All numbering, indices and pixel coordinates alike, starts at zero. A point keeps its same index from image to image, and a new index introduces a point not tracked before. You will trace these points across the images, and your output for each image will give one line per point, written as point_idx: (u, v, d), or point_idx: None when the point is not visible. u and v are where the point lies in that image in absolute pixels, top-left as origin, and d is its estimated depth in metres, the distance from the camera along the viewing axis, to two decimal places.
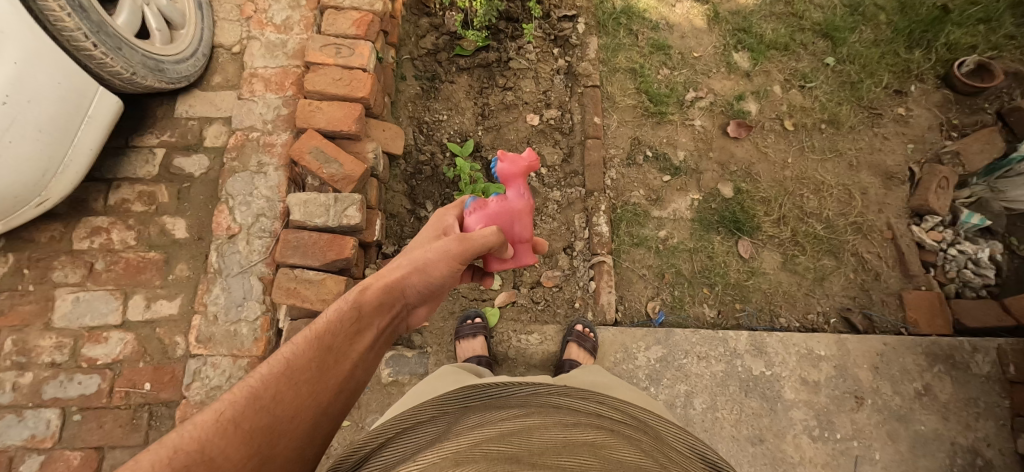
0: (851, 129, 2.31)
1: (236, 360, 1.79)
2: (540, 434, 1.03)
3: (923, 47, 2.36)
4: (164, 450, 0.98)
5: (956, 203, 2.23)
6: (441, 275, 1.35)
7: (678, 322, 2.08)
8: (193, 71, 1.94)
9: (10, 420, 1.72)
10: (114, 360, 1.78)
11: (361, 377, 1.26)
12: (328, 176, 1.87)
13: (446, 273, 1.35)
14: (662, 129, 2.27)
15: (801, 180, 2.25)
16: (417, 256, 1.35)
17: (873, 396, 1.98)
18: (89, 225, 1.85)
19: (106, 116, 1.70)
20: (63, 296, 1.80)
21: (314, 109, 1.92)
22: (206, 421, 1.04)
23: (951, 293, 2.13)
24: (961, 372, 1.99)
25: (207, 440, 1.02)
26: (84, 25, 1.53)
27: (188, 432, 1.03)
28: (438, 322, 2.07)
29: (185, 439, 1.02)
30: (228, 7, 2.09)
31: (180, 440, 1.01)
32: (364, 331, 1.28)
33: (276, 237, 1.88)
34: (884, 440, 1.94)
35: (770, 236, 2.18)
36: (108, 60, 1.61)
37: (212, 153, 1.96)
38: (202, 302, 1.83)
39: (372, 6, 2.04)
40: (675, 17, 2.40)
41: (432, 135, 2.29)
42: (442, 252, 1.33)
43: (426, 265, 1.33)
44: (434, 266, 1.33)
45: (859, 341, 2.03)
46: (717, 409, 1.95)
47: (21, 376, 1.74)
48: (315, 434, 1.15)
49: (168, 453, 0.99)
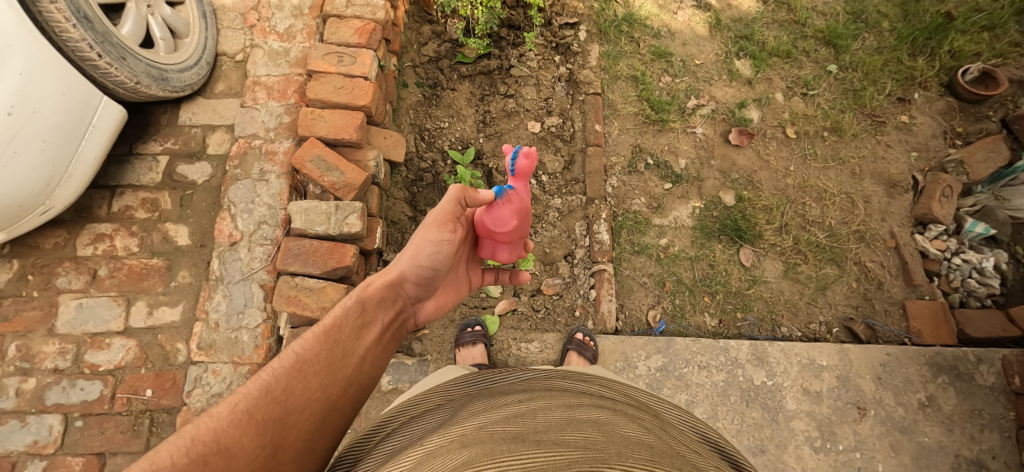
0: (854, 137, 2.29)
1: (237, 368, 1.80)
2: (544, 414, 1.04)
3: (926, 55, 2.35)
4: (181, 440, 1.02)
5: (961, 211, 2.20)
6: (435, 261, 1.41)
7: (679, 331, 2.07)
8: (196, 79, 1.95)
9: (14, 425, 1.73)
10: (116, 366, 1.79)
11: (369, 371, 1.32)
12: (329, 184, 1.88)
13: (440, 258, 1.41)
14: (664, 136, 2.27)
15: (803, 188, 2.24)
16: (411, 244, 1.42)
17: (876, 407, 1.96)
18: (93, 231, 1.87)
19: (110, 125, 1.71)
20: (66, 302, 1.82)
21: (315, 118, 1.93)
22: (220, 412, 1.09)
23: (955, 303, 2.11)
24: (965, 383, 1.98)
25: (222, 431, 1.07)
26: (89, 35, 1.54)
27: (203, 424, 1.07)
28: (438, 330, 2.07)
29: (201, 430, 1.06)
30: (232, 15, 2.11)
31: (196, 432, 1.05)
32: (369, 325, 1.34)
33: (277, 244, 1.88)
34: (888, 452, 1.92)
35: (772, 244, 2.16)
36: (112, 70, 1.62)
37: (215, 160, 1.97)
38: (203, 309, 1.83)
39: (375, 14, 2.05)
40: (677, 24, 2.40)
41: (434, 142, 2.30)
42: (435, 236, 1.40)
43: (419, 252, 1.40)
44: (424, 248, 1.40)
45: (861, 350, 2.02)
46: (718, 419, 1.94)
47: (24, 382, 1.76)
48: (325, 426, 1.20)
49: (185, 443, 1.03)
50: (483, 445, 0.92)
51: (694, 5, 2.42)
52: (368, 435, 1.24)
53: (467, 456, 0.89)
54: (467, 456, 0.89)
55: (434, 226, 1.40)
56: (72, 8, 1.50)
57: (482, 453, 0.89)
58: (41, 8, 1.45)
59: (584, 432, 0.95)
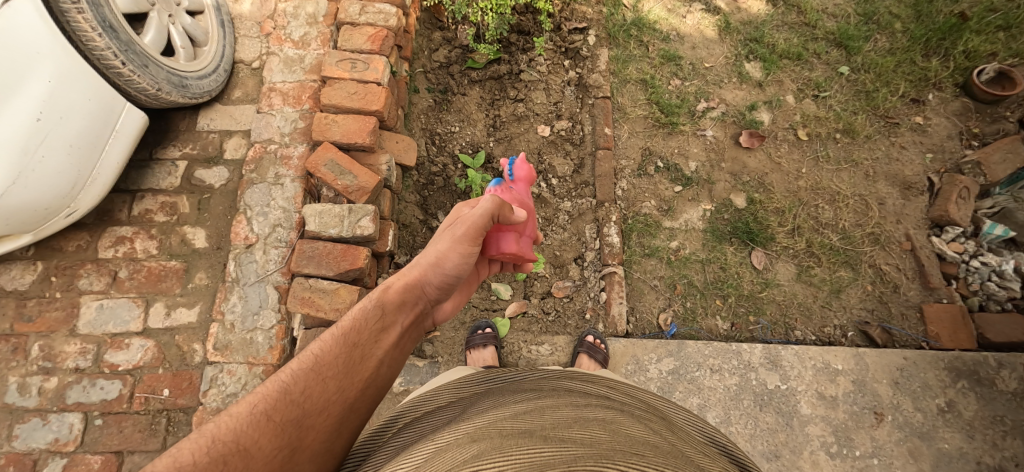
0: (867, 139, 2.27)
1: (252, 368, 1.82)
2: (552, 412, 1.04)
3: (940, 55, 2.33)
4: (202, 439, 1.04)
5: (978, 213, 2.16)
6: (457, 267, 1.44)
7: (690, 335, 2.06)
8: (214, 86, 2.01)
9: (37, 423, 1.77)
10: (134, 366, 1.83)
11: (385, 375, 1.30)
12: (343, 187, 1.91)
13: (462, 263, 1.44)
14: (674, 139, 2.27)
15: (816, 190, 2.22)
16: (435, 250, 1.44)
17: (894, 412, 1.92)
18: (114, 234, 1.92)
19: (132, 131, 1.76)
20: (87, 303, 1.87)
21: (329, 123, 1.97)
22: (240, 412, 1.10)
23: (975, 306, 2.07)
24: (986, 388, 1.93)
25: (242, 431, 1.08)
26: (114, 44, 1.60)
27: (224, 423, 1.09)
28: (449, 332, 2.09)
29: (221, 430, 1.07)
30: (248, 24, 2.18)
31: (217, 431, 1.07)
32: (389, 328, 1.32)
33: (292, 247, 1.92)
34: (906, 458, 1.88)
35: (784, 247, 2.15)
36: (135, 77, 1.68)
37: (232, 165, 2.02)
38: (219, 310, 1.86)
39: (387, 21, 2.10)
40: (686, 28, 2.41)
41: (445, 146, 2.33)
42: (463, 249, 1.43)
43: (442, 261, 1.43)
44: (449, 257, 1.43)
45: (878, 355, 1.99)
46: (731, 423, 1.91)
47: (47, 381, 1.80)
48: (341, 428, 1.20)
49: (207, 442, 1.05)
50: (492, 440, 0.93)
51: (703, 9, 2.44)
52: (383, 428, 1.28)
53: (476, 450, 0.90)
54: (476, 450, 0.90)
55: (467, 243, 1.42)
56: (98, 17, 1.55)
57: (491, 448, 0.90)
58: (69, 18, 1.50)
59: (590, 430, 0.96)
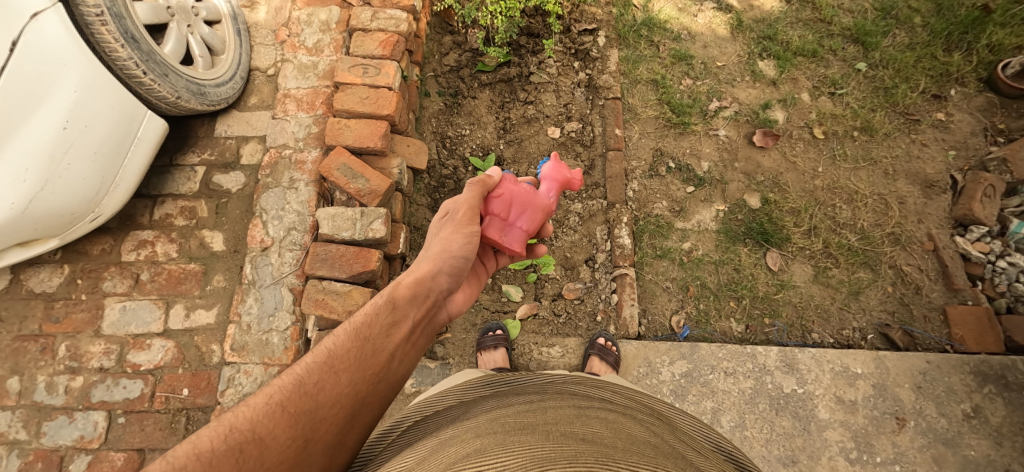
0: (886, 136, 2.22)
1: (268, 369, 1.87)
2: (554, 411, 1.05)
3: (962, 49, 2.27)
4: (219, 427, 1.07)
5: (1005, 212, 2.08)
6: (463, 247, 1.46)
7: (704, 337, 2.03)
8: (232, 93, 2.07)
9: (63, 421, 1.84)
10: (156, 366, 1.89)
11: (396, 369, 1.30)
12: (355, 190, 1.94)
13: (466, 245, 1.46)
14: (685, 139, 2.25)
15: (833, 189, 2.17)
16: (438, 238, 1.48)
17: (917, 418, 1.87)
18: (136, 238, 1.98)
19: (153, 136, 1.83)
20: (112, 304, 1.93)
21: (342, 127, 2.00)
22: (258, 403, 1.13)
23: (1002, 308, 2.00)
24: (1015, 394, 1.87)
25: (258, 421, 1.10)
26: (136, 55, 1.65)
27: (241, 412, 1.11)
28: (460, 334, 2.11)
29: (239, 419, 1.10)
30: (264, 32, 2.23)
31: (235, 420, 1.10)
32: (399, 323, 1.34)
33: (305, 250, 1.95)
34: (930, 465, 1.82)
35: (800, 248, 2.10)
36: (156, 86, 1.74)
37: (248, 170, 2.07)
38: (236, 312, 1.91)
39: (398, 27, 2.13)
40: (697, 27, 2.39)
41: (455, 149, 2.35)
42: (465, 230, 1.47)
43: (447, 243, 1.46)
44: (452, 243, 1.46)
45: (899, 358, 1.93)
46: (746, 428, 1.88)
47: (72, 380, 1.87)
48: (353, 421, 1.21)
49: (225, 430, 1.08)
50: (495, 435, 0.94)
51: (715, 7, 2.41)
52: (378, 442, 1.29)
53: (479, 444, 0.91)
54: (479, 444, 0.91)
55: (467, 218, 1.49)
56: (120, 28, 1.60)
57: (494, 443, 0.90)
58: (93, 31, 1.56)
59: (591, 427, 0.96)
